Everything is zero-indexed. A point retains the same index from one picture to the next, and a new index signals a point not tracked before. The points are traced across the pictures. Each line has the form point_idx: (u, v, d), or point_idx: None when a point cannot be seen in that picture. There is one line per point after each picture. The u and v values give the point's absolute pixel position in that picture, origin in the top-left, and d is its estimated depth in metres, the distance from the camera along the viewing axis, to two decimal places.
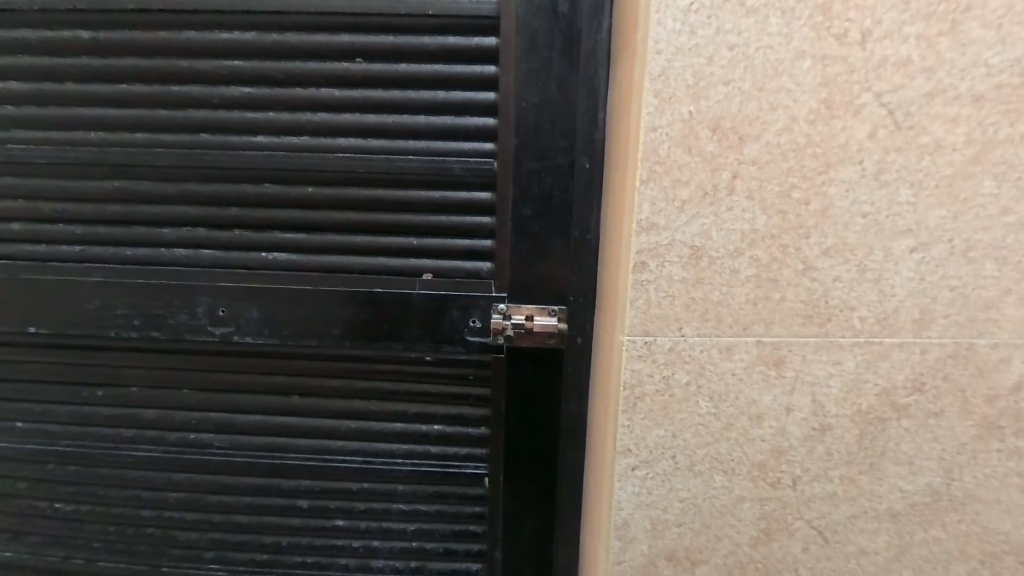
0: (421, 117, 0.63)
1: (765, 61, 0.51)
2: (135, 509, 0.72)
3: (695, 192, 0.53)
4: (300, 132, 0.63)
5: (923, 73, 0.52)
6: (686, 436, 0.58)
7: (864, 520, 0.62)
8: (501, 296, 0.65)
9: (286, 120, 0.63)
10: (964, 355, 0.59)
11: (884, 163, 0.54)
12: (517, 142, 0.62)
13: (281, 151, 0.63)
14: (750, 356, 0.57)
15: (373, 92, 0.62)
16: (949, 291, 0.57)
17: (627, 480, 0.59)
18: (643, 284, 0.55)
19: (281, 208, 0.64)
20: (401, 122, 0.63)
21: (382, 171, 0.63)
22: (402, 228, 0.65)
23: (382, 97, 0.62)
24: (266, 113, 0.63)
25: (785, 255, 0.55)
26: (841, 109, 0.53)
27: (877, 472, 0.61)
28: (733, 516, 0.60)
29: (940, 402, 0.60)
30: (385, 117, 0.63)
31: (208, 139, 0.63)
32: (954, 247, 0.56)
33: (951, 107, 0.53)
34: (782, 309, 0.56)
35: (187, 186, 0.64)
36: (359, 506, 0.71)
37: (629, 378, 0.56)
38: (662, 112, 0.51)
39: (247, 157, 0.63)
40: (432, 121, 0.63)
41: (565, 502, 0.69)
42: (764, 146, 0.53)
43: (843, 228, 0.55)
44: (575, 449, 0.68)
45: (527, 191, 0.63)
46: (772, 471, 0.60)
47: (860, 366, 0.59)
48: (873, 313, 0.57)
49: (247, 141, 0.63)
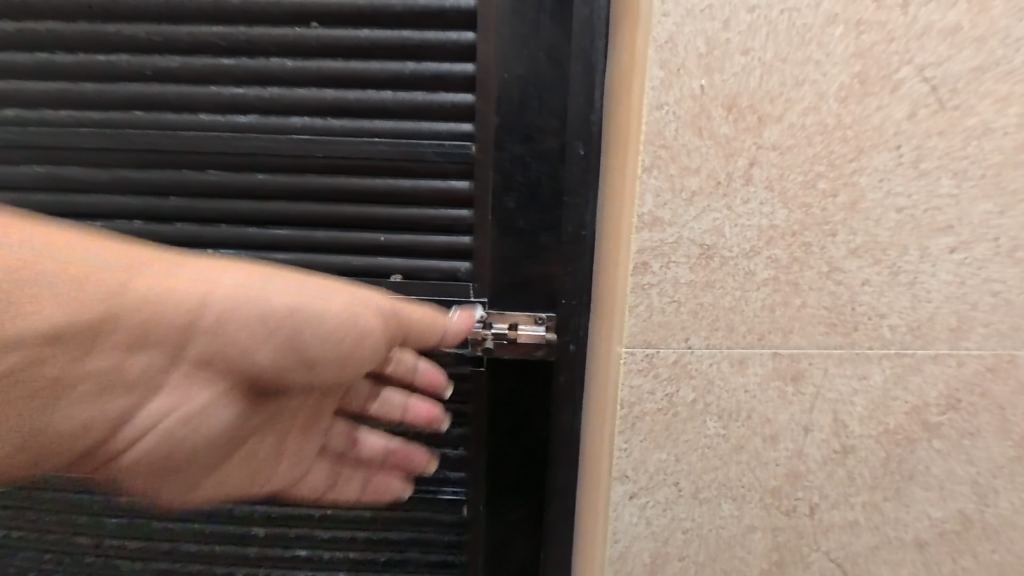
0: (388, 93, 0.55)
1: (792, 27, 0.43)
2: (74, 536, 0.66)
3: (705, 182, 0.46)
4: (248, 110, 0.55)
5: (973, 43, 0.45)
6: (690, 459, 0.51)
7: (888, 551, 0.56)
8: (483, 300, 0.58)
9: (232, 95, 0.55)
10: (1004, 368, 0.53)
11: (924, 148, 0.47)
12: (499, 121, 0.53)
13: (226, 132, 0.55)
14: (766, 370, 0.50)
15: (333, 64, 0.55)
16: (992, 296, 0.51)
17: (624, 509, 0.52)
18: (645, 288, 0.47)
19: (232, 199, 0.57)
20: (366, 99, 0.55)
21: (346, 157, 0.56)
22: (371, 223, 0.58)
23: (343, 69, 0.55)
24: (208, 86, 0.55)
25: (808, 256, 0.48)
26: (876, 85, 0.45)
27: (905, 498, 0.55)
28: (742, 548, 0.54)
29: (975, 419, 0.54)
30: (346, 93, 0.55)
31: (142, 119, 0.55)
32: (999, 246, 0.50)
33: (1002, 84, 0.46)
34: (802, 317, 0.49)
35: (119, 172, 0.56)
36: (322, 534, 0.65)
37: (626, 396, 0.50)
38: (670, 87, 0.44)
39: (187, 138, 0.55)
40: (400, 98, 0.55)
41: (555, 528, 0.62)
42: (788, 128, 0.45)
43: (874, 224, 0.48)
44: (566, 469, 0.61)
45: (513, 179, 0.55)
46: (786, 498, 0.53)
47: (888, 382, 0.52)
48: (905, 321, 0.51)
49: (187, 120, 0.55)
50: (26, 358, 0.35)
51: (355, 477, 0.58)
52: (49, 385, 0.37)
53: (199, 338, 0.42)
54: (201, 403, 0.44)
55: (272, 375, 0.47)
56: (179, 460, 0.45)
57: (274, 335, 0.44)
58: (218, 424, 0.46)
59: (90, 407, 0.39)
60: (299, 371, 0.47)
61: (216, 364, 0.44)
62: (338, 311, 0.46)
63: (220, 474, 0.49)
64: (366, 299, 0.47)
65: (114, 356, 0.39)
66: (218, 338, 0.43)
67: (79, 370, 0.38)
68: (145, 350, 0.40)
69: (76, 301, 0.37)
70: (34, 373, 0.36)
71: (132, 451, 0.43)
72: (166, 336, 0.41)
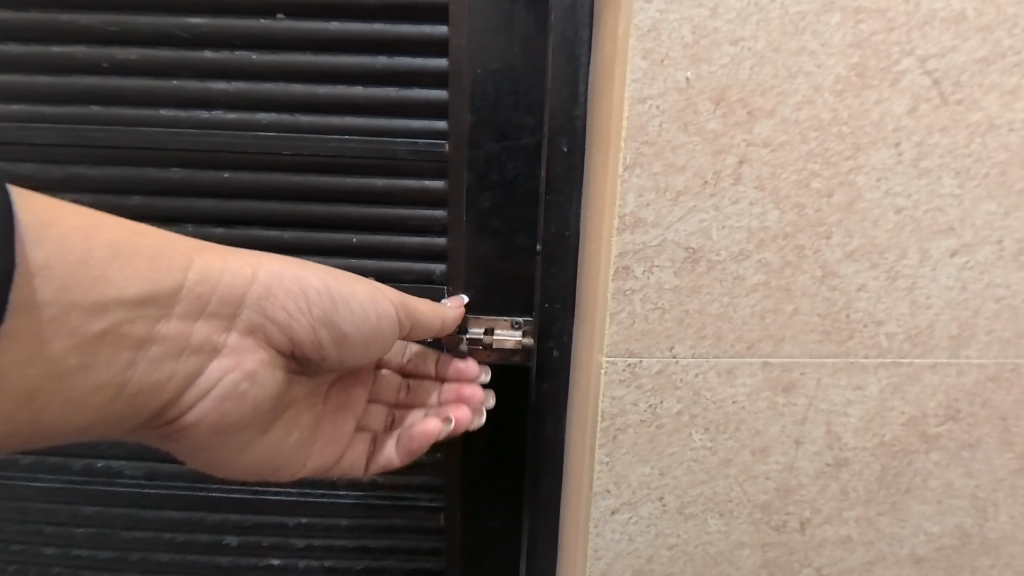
0: (358, 88, 0.52)
1: (785, 14, 0.40)
2: (37, 546, 0.64)
3: (692, 180, 0.43)
4: (211, 105, 0.53)
5: (979, 33, 0.43)
6: (676, 473, 0.49)
7: (882, 567, 0.53)
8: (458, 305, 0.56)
9: (193, 89, 0.52)
10: (1008, 377, 0.50)
11: (925, 146, 0.44)
12: (473, 118, 0.51)
13: (188, 128, 0.53)
14: (756, 380, 0.47)
15: (300, 56, 0.52)
16: (995, 302, 0.49)
17: (606, 525, 0.50)
18: (627, 294, 0.45)
19: (196, 198, 0.55)
20: (334, 93, 0.52)
21: (315, 155, 0.53)
22: (344, 225, 0.55)
23: (310, 62, 0.52)
24: (169, 80, 0.52)
25: (801, 259, 0.45)
26: (876, 77, 0.42)
27: (901, 512, 0.52)
28: (730, 565, 0.51)
29: (976, 431, 0.51)
30: (313, 87, 0.52)
31: (101, 113, 0.53)
32: (1004, 249, 0.47)
33: (1009, 77, 0.44)
34: (795, 324, 0.47)
35: (77, 169, 0.54)
36: (296, 543, 0.63)
37: (608, 407, 0.47)
38: (654, 78, 0.41)
39: (147, 134, 0.53)
40: (371, 93, 0.52)
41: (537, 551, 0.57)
42: (781, 123, 0.42)
43: (872, 226, 0.45)
44: (548, 489, 0.55)
45: (488, 178, 0.52)
46: (777, 513, 0.51)
47: (885, 392, 0.49)
48: (903, 329, 0.48)
49: (146, 115, 0.53)
50: (115, 319, 0.40)
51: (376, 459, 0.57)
52: (131, 343, 0.41)
53: (250, 310, 0.46)
54: (250, 370, 0.48)
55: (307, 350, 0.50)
56: (230, 425, 0.49)
57: (310, 312, 0.48)
58: (264, 391, 0.49)
59: (163, 366, 0.44)
60: (331, 347, 0.50)
61: (264, 334, 0.48)
62: (363, 295, 0.49)
63: (261, 446, 0.51)
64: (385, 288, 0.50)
65: (183, 322, 0.44)
66: (257, 313, 0.47)
67: (156, 333, 0.43)
68: (206, 319, 0.45)
69: (152, 273, 0.42)
70: (122, 333, 0.41)
71: (194, 412, 0.47)
72: (224, 307, 0.45)
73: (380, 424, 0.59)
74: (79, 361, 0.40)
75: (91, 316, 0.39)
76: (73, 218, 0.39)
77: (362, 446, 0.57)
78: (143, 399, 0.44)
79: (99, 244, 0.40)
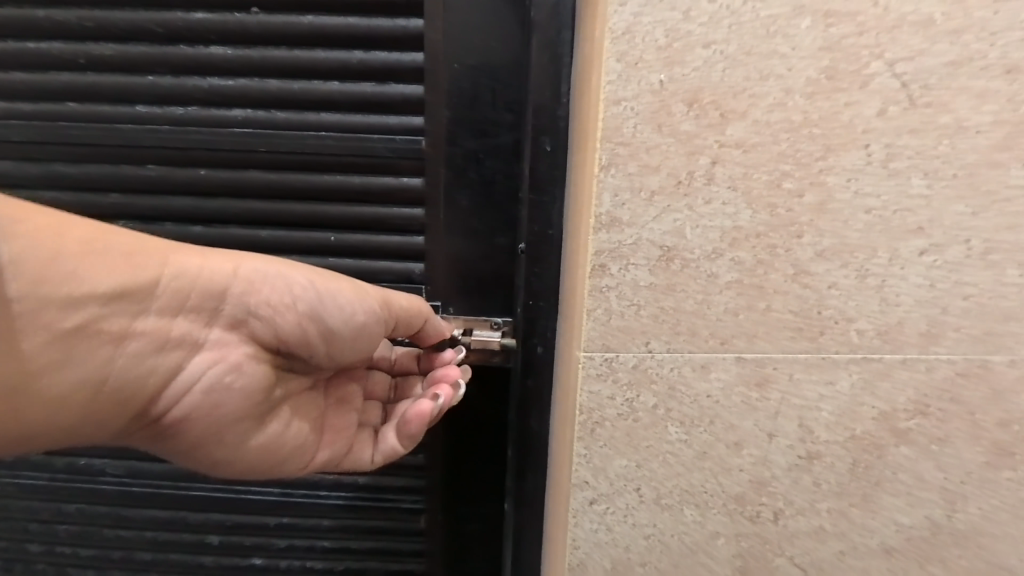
0: (335, 83, 0.53)
1: (756, 18, 0.41)
2: (21, 543, 0.65)
3: (667, 181, 0.44)
4: (187, 101, 0.53)
5: (948, 37, 0.44)
6: (652, 466, 0.50)
7: (854, 557, 0.55)
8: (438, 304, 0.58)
9: (170, 85, 0.53)
10: (977, 374, 0.52)
11: (895, 147, 0.45)
12: (451, 115, 0.52)
13: (163, 125, 0.54)
14: (730, 376, 0.49)
15: (275, 52, 0.53)
16: (964, 300, 0.50)
17: (585, 516, 0.51)
18: (604, 291, 0.46)
19: (177, 197, 0.56)
20: (311, 89, 0.53)
21: (291, 152, 0.54)
22: (322, 221, 0.56)
23: (287, 57, 0.53)
24: (146, 76, 0.53)
25: (773, 258, 0.46)
26: (846, 80, 0.43)
27: (873, 504, 0.54)
28: (705, 554, 0.53)
29: (945, 426, 0.53)
30: (289, 83, 0.53)
31: (79, 110, 0.54)
32: (972, 248, 0.49)
33: (978, 80, 0.45)
34: (768, 321, 0.48)
35: (57, 167, 0.55)
36: (278, 543, 0.64)
37: (586, 401, 0.49)
38: (628, 81, 0.42)
39: (124, 132, 0.54)
40: (347, 89, 0.53)
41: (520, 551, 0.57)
42: (752, 125, 0.43)
43: (843, 225, 0.46)
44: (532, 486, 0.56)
45: (465, 176, 0.54)
46: (750, 504, 0.52)
47: (856, 388, 0.51)
48: (874, 326, 0.49)
49: (123, 112, 0.54)
50: (91, 314, 0.41)
51: (379, 455, 0.57)
52: (107, 338, 0.42)
53: (233, 305, 0.48)
54: (236, 363, 0.48)
55: (295, 345, 0.51)
56: (220, 422, 0.49)
57: (295, 306, 0.49)
58: (253, 385, 0.49)
59: (143, 361, 0.45)
60: (318, 344, 0.51)
61: (250, 329, 0.49)
62: (348, 291, 0.50)
63: (252, 444, 0.51)
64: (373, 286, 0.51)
65: (163, 317, 0.45)
66: (240, 307, 0.48)
67: (134, 328, 0.44)
68: (187, 314, 0.46)
69: (129, 268, 0.43)
70: (98, 327, 0.42)
71: (180, 409, 0.48)
72: (207, 301, 0.47)
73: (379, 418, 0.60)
74: (54, 358, 0.40)
75: (64, 312, 0.40)
76: (46, 218, 0.41)
77: (367, 441, 0.58)
78: (128, 395, 0.45)
79: (72, 242, 0.41)
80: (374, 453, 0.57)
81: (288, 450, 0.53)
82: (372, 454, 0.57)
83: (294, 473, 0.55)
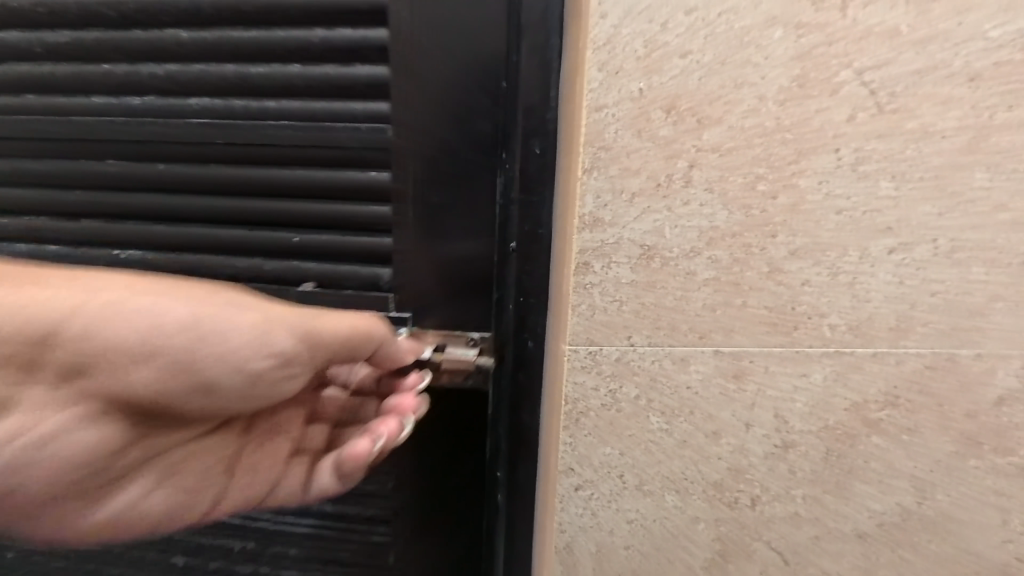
0: (296, 65, 0.56)
1: (730, 29, 0.44)
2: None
3: (646, 183, 0.46)
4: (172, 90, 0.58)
5: (913, 47, 0.46)
6: (635, 454, 0.53)
7: (828, 541, 0.58)
8: (414, 298, 0.60)
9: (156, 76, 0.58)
10: (945, 367, 0.55)
11: (863, 151, 0.48)
12: (428, 100, 0.55)
13: (149, 111, 0.59)
14: (708, 368, 0.51)
15: (245, 37, 0.56)
16: (931, 296, 0.52)
17: (571, 500, 0.54)
18: (587, 287, 0.49)
19: (141, 192, 0.61)
20: (279, 72, 0.57)
21: (253, 137, 0.58)
22: (279, 221, 0.60)
23: (255, 41, 0.56)
24: (137, 69, 0.58)
25: (749, 256, 0.49)
26: (816, 88, 0.46)
27: (846, 491, 0.57)
28: (686, 538, 0.55)
29: (915, 417, 0.56)
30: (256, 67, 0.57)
31: (85, 104, 0.60)
32: (938, 247, 0.51)
33: (943, 87, 0.47)
34: (744, 316, 0.50)
35: (76, 159, 0.62)
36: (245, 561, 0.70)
37: (571, 391, 0.51)
38: (609, 88, 0.44)
39: (120, 121, 0.59)
40: (308, 71, 0.56)
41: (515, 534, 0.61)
42: (727, 130, 0.46)
43: (815, 226, 0.49)
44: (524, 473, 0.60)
45: (440, 163, 0.56)
46: (729, 490, 0.55)
47: (829, 380, 0.53)
48: (845, 321, 0.52)
49: (117, 102, 0.59)
50: None
51: (313, 490, 0.61)
52: None
53: (64, 352, 0.42)
54: (75, 420, 0.44)
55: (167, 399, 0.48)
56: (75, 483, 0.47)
57: (161, 359, 0.46)
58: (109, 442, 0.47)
59: None
60: (198, 393, 0.49)
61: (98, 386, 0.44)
62: (226, 336, 0.47)
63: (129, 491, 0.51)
64: (278, 319, 0.49)
65: None
66: (81, 351, 0.43)
67: None
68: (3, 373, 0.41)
69: None
70: None
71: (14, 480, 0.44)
72: (31, 356, 0.41)
73: (318, 443, 0.63)
74: None
75: None
76: None
77: (297, 477, 0.61)
78: None
79: None
80: (306, 486, 0.61)
81: (177, 494, 0.54)
82: (303, 488, 0.61)
83: (197, 515, 0.57)
